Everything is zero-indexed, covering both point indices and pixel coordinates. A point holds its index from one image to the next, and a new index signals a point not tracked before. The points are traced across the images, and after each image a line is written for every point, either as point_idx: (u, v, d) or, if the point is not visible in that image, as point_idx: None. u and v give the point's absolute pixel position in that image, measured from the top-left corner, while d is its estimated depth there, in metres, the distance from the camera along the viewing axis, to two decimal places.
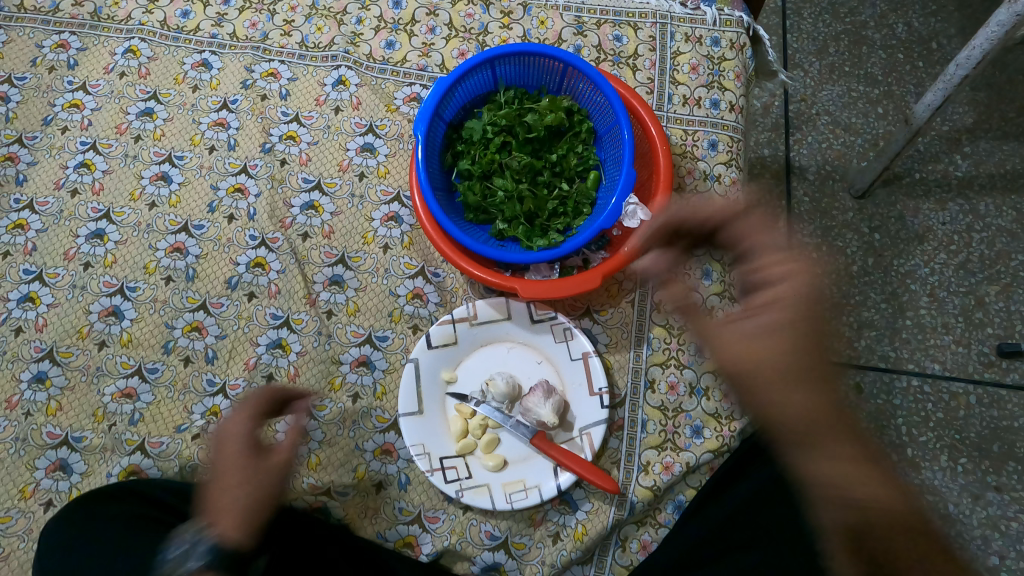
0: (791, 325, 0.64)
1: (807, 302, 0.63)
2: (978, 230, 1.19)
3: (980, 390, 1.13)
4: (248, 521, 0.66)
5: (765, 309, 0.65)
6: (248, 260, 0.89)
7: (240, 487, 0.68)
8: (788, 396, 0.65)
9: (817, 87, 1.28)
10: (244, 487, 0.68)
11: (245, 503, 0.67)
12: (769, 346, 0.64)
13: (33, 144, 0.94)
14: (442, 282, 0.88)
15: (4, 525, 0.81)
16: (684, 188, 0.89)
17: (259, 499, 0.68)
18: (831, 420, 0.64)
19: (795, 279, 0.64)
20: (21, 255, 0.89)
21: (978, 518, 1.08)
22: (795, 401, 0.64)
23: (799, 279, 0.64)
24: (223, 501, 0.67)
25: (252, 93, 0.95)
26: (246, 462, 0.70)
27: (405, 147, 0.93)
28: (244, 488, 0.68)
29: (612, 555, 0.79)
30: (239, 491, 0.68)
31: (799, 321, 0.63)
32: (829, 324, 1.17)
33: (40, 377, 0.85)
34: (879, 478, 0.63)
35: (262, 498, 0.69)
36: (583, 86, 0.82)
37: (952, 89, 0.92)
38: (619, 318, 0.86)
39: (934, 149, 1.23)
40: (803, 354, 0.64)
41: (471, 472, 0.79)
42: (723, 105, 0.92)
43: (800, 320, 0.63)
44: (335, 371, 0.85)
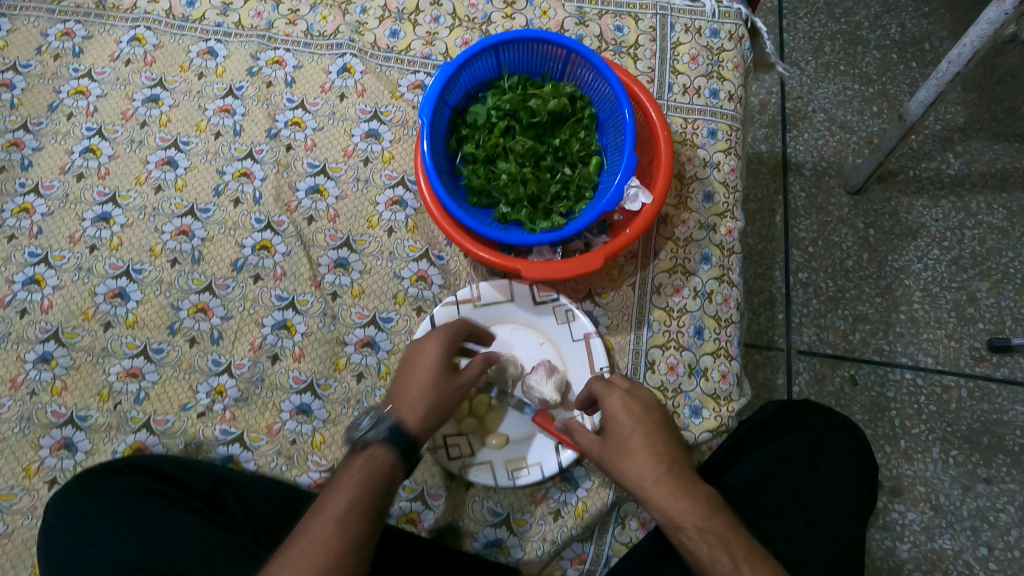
0: (625, 440, 0.69)
1: (623, 422, 0.70)
2: (970, 227, 1.21)
3: (972, 384, 1.15)
4: (429, 413, 0.71)
5: (605, 440, 0.71)
6: (253, 243, 0.90)
7: (427, 384, 0.72)
8: (657, 516, 0.66)
9: (813, 85, 1.29)
10: (427, 398, 0.71)
11: (431, 399, 0.72)
12: (624, 469, 0.68)
13: (39, 129, 0.95)
14: (445, 265, 0.90)
15: (8, 502, 0.81)
16: (684, 174, 0.90)
17: (450, 398, 0.73)
18: (706, 516, 0.64)
19: (612, 406, 0.71)
20: (26, 238, 0.90)
21: (969, 509, 1.10)
22: (660, 521, 0.65)
23: (621, 403, 0.71)
24: (405, 395, 0.72)
25: (257, 80, 0.96)
26: (436, 376, 0.73)
27: (410, 132, 0.94)
28: (452, 389, 0.73)
29: (611, 532, 0.80)
30: (434, 388, 0.72)
31: (639, 428, 0.69)
32: (824, 317, 1.19)
33: (45, 358, 0.86)
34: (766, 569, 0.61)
35: (430, 409, 0.71)
36: (586, 73, 0.84)
37: (944, 87, 0.93)
38: (620, 301, 0.87)
39: (928, 147, 1.25)
40: (633, 464, 0.67)
41: (474, 449, 0.81)
42: (722, 95, 0.93)
43: (624, 436, 0.69)
44: (339, 352, 0.86)
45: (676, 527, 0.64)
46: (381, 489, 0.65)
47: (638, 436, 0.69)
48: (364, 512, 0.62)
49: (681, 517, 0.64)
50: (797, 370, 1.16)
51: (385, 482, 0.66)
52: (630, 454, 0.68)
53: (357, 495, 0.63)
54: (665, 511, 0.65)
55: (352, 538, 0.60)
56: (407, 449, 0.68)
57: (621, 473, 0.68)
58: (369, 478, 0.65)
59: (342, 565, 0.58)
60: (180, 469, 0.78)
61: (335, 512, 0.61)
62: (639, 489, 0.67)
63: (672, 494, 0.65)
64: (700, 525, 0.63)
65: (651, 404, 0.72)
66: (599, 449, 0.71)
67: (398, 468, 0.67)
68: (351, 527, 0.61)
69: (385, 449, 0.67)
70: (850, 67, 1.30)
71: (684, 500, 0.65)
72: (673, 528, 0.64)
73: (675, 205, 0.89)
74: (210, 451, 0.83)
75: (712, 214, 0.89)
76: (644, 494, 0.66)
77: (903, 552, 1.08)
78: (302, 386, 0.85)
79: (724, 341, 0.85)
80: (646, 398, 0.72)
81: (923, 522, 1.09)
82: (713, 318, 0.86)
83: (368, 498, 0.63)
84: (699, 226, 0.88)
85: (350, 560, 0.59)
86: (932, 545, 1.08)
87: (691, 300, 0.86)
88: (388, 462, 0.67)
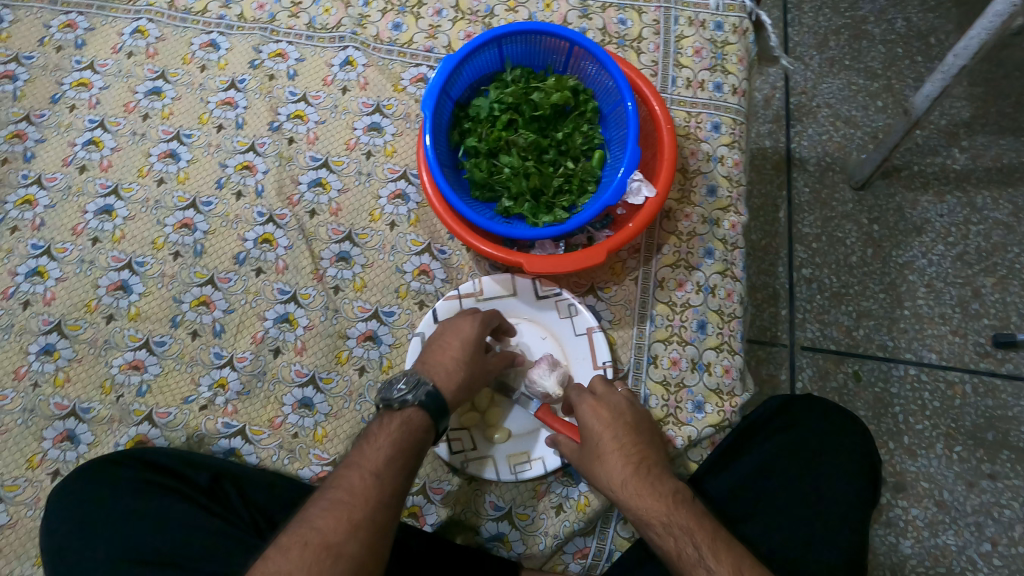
0: (595, 446, 0.71)
1: (591, 429, 0.72)
2: (975, 222, 1.20)
3: (976, 379, 1.14)
4: (461, 389, 0.74)
5: (581, 448, 0.73)
6: (255, 236, 0.90)
7: (465, 359, 0.75)
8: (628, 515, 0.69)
9: (817, 80, 1.29)
10: (462, 374, 0.74)
11: (466, 375, 0.75)
12: (596, 474, 0.71)
13: (41, 121, 0.95)
14: (448, 259, 0.90)
15: (11, 493, 0.82)
16: (687, 168, 0.90)
17: (480, 379, 0.76)
18: (671, 510, 0.66)
19: (582, 413, 0.74)
20: (29, 230, 0.90)
21: (973, 506, 1.09)
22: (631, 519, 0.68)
23: (590, 411, 0.73)
24: (443, 364, 0.74)
25: (260, 73, 0.96)
26: (473, 356, 0.75)
27: (412, 126, 0.94)
28: (483, 371, 0.76)
29: (614, 526, 0.80)
30: (471, 364, 0.75)
31: (607, 433, 0.71)
32: (827, 313, 1.18)
33: (47, 350, 0.86)
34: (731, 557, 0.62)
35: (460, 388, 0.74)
36: (589, 66, 0.83)
37: (949, 80, 0.93)
38: (623, 295, 0.87)
39: (932, 142, 1.24)
40: (603, 469, 0.70)
41: (475, 443, 0.81)
42: (726, 89, 0.93)
43: (593, 442, 0.72)
44: (341, 345, 0.86)
45: (644, 524, 0.67)
46: (414, 449, 0.67)
47: (607, 440, 0.71)
48: (399, 470, 0.65)
49: (646, 514, 0.66)
50: (800, 366, 1.15)
51: (418, 443, 0.68)
52: (601, 459, 0.71)
53: (392, 452, 0.66)
54: (634, 510, 0.67)
55: (387, 494, 0.63)
56: (441, 418, 0.71)
57: (594, 477, 0.71)
58: (403, 437, 0.67)
59: (377, 519, 0.61)
60: (179, 462, 0.78)
61: (371, 468, 0.64)
62: (610, 491, 0.70)
63: (640, 493, 0.67)
64: (664, 520, 0.65)
65: (621, 408, 0.74)
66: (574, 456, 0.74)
67: (430, 433, 0.70)
68: (386, 482, 0.64)
69: (422, 412, 0.69)
70: (855, 62, 1.29)
71: (650, 497, 0.67)
72: (643, 526, 0.67)
73: (678, 200, 0.89)
74: (212, 444, 0.83)
75: (716, 208, 0.88)
76: (615, 496, 0.69)
77: (906, 548, 1.08)
78: (304, 380, 0.85)
79: (727, 336, 0.85)
80: (617, 402, 0.74)
81: (926, 518, 1.09)
82: (717, 312, 0.85)
83: (403, 456, 0.66)
84: (703, 220, 0.88)
85: (384, 514, 0.62)
86: (935, 541, 1.08)
87: (694, 294, 0.86)
88: (423, 425, 0.69)
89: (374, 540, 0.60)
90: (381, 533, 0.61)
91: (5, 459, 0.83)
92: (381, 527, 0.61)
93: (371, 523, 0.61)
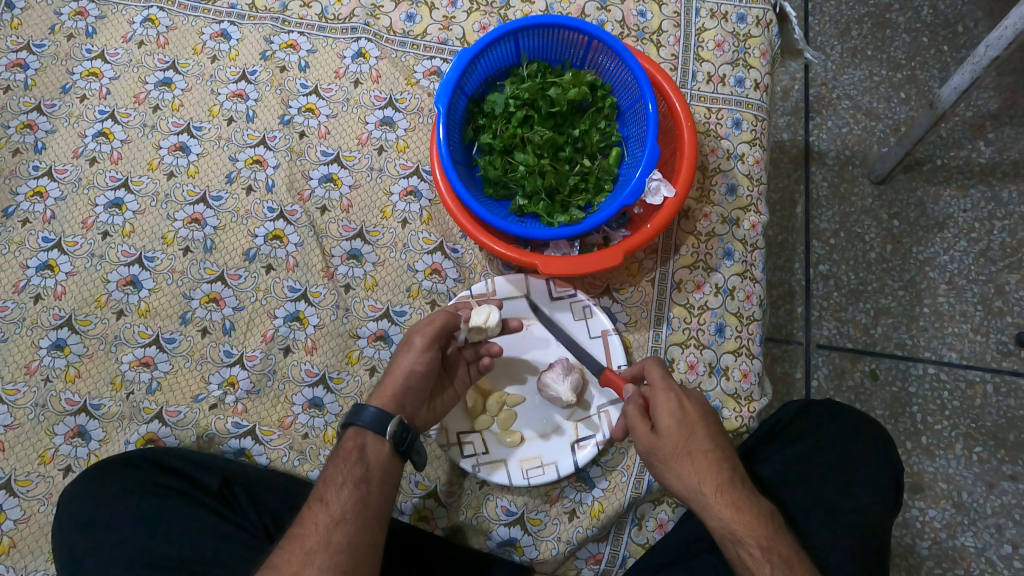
0: (688, 443, 0.65)
1: (685, 423, 0.65)
2: (1000, 218, 1.17)
3: (997, 379, 1.12)
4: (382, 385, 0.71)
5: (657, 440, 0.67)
6: (266, 232, 0.88)
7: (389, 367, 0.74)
8: (711, 524, 0.65)
9: (838, 71, 1.25)
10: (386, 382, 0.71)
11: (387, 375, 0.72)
12: (680, 474, 0.65)
13: (52, 112, 0.93)
14: (460, 258, 0.88)
15: (24, 488, 0.81)
16: (706, 166, 0.88)
17: (399, 363, 0.71)
18: (767, 534, 0.64)
19: (669, 403, 0.66)
20: (40, 223, 0.89)
21: (992, 507, 1.08)
22: (715, 529, 0.65)
23: (680, 403, 0.66)
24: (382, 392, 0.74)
25: (271, 65, 0.94)
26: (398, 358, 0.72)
27: (425, 121, 0.92)
28: (399, 355, 0.72)
29: (628, 533, 0.80)
30: (391, 365, 0.73)
31: (700, 433, 0.65)
32: (845, 310, 1.15)
33: (58, 345, 0.85)
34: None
35: (390, 393, 0.70)
36: (608, 61, 0.81)
37: (980, 73, 0.90)
38: (639, 296, 0.85)
39: (957, 134, 1.20)
40: (695, 470, 0.65)
41: (487, 447, 0.79)
42: (748, 83, 0.90)
43: (686, 438, 0.65)
44: (352, 345, 0.85)
45: (737, 539, 0.64)
46: (355, 460, 0.66)
47: (700, 439, 0.65)
48: (340, 485, 0.65)
49: (743, 531, 0.63)
50: (816, 364, 1.13)
51: (358, 453, 0.67)
52: (692, 459, 0.65)
53: (330, 473, 0.66)
54: (726, 522, 0.64)
55: (336, 511, 0.64)
56: (377, 422, 0.67)
57: (677, 476, 0.65)
58: (340, 456, 0.67)
59: (331, 538, 0.62)
60: (187, 465, 0.78)
61: (316, 495, 0.66)
62: (696, 495, 0.65)
63: (735, 506, 0.64)
64: (758, 536, 0.63)
65: (706, 404, 0.68)
66: (650, 447, 0.66)
67: (369, 436, 0.68)
68: (333, 502, 0.64)
69: (351, 426, 0.69)
70: (878, 52, 1.25)
71: (746, 513, 0.64)
72: (733, 540, 0.64)
73: (697, 198, 0.87)
74: (222, 443, 0.83)
75: (736, 207, 0.87)
76: (700, 501, 0.65)
77: (923, 549, 1.07)
78: (315, 379, 0.84)
79: (746, 339, 0.84)
80: (701, 399, 0.68)
81: (944, 519, 1.07)
82: (735, 315, 0.84)
83: (340, 472, 0.66)
84: (722, 220, 0.86)
85: (341, 533, 0.62)
86: (953, 543, 1.07)
87: (712, 296, 0.84)
88: (356, 434, 0.68)
89: (334, 556, 0.61)
90: (342, 549, 0.61)
91: (15, 454, 0.82)
92: (340, 543, 0.62)
93: (325, 543, 0.61)
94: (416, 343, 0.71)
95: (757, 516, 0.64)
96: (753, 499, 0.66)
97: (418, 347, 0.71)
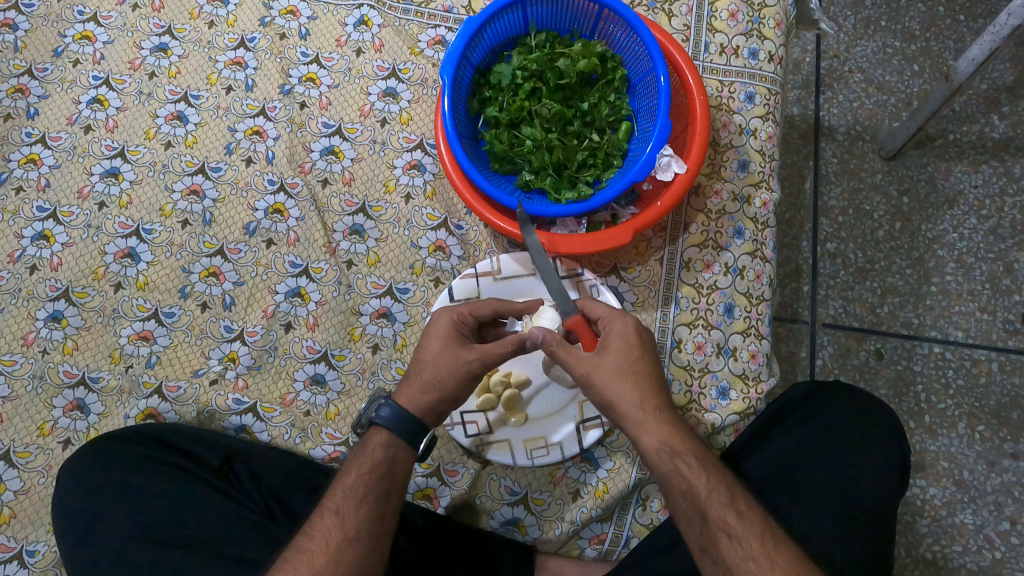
0: (632, 361, 0.65)
1: (635, 345, 0.65)
2: (1011, 194, 1.15)
3: (1003, 357, 1.11)
4: (427, 396, 0.67)
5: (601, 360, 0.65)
6: (266, 206, 0.87)
7: (436, 360, 0.67)
8: (646, 442, 0.64)
9: (851, 43, 1.20)
10: (431, 393, 0.67)
11: (436, 378, 0.67)
12: (623, 390, 0.64)
13: (44, 76, 0.90)
14: (465, 235, 0.86)
15: (24, 459, 0.81)
16: (718, 142, 0.85)
17: (454, 385, 0.67)
18: (701, 448, 0.65)
19: (623, 325, 0.66)
20: (34, 191, 0.87)
21: (993, 485, 1.08)
22: (650, 447, 0.63)
23: (634, 328, 0.67)
24: (414, 367, 0.69)
25: (270, 32, 0.91)
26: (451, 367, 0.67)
27: (429, 92, 0.90)
28: (455, 374, 0.67)
29: (632, 513, 0.80)
30: (439, 368, 0.67)
31: (647, 356, 0.66)
32: (852, 289, 1.13)
33: (56, 316, 0.84)
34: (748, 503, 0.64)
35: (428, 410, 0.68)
36: (619, 32, 0.78)
37: (1000, 42, 0.87)
38: (647, 276, 0.84)
39: (971, 109, 1.17)
40: (636, 388, 0.64)
41: (491, 427, 0.79)
42: (762, 55, 0.87)
43: (630, 357, 0.65)
44: (354, 322, 0.84)
45: (673, 453, 0.63)
46: (380, 474, 0.65)
47: (648, 362, 0.66)
48: (360, 500, 0.64)
49: (680, 445, 0.64)
50: (821, 344, 1.11)
51: (385, 467, 0.66)
52: (636, 377, 0.64)
53: (352, 483, 0.65)
54: (664, 438, 0.63)
55: (351, 529, 0.63)
56: (396, 423, 0.67)
57: (617, 394, 0.64)
58: (366, 464, 0.66)
59: (342, 558, 0.62)
60: (177, 437, 0.78)
61: (332, 504, 0.64)
62: (636, 413, 0.64)
63: (671, 424, 0.64)
64: (692, 454, 0.64)
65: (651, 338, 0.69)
66: (591, 367, 0.64)
67: (399, 448, 0.67)
68: (349, 518, 0.63)
69: (382, 433, 0.67)
70: (892, 23, 1.20)
71: (681, 433, 0.65)
72: (670, 456, 0.63)
73: (707, 174, 0.85)
74: (222, 420, 0.82)
75: (747, 184, 0.85)
76: (639, 419, 0.63)
77: (923, 527, 1.07)
78: (316, 356, 0.83)
79: (754, 320, 0.82)
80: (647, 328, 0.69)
81: (944, 497, 1.07)
82: (745, 295, 0.83)
83: (363, 485, 0.64)
84: (733, 197, 0.84)
85: (351, 553, 0.62)
86: (952, 520, 1.07)
87: (722, 276, 0.83)
88: (386, 443, 0.67)
89: None
90: (351, 571, 0.61)
91: (14, 426, 0.82)
92: (350, 564, 0.62)
93: (335, 564, 0.61)
94: (476, 372, 0.67)
95: (692, 440, 0.65)
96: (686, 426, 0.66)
97: (476, 378, 0.67)
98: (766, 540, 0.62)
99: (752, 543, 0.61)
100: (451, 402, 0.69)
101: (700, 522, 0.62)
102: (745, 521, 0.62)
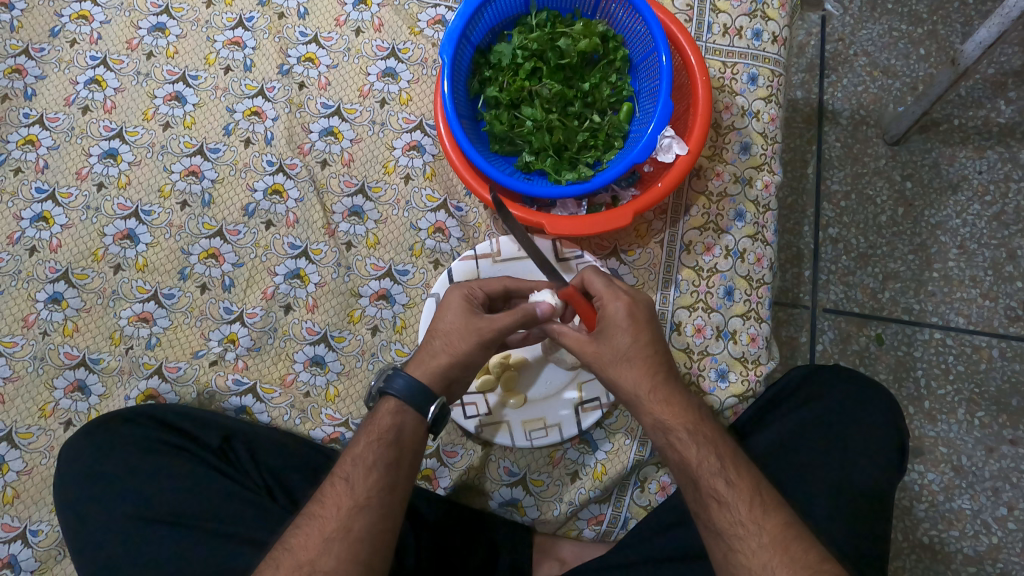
0: (625, 344, 0.65)
1: (630, 324, 0.65)
2: (1016, 179, 1.14)
3: (1004, 344, 1.11)
4: (438, 361, 0.67)
5: (597, 343, 0.66)
6: (265, 186, 0.86)
7: (450, 326, 0.68)
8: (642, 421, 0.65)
9: (856, 26, 1.18)
10: (445, 357, 0.67)
11: (448, 344, 0.67)
12: (617, 376, 0.65)
13: (41, 56, 0.89)
14: (464, 217, 0.86)
15: (26, 440, 0.81)
16: (720, 123, 0.85)
17: (466, 349, 0.67)
18: (695, 421, 0.65)
19: (616, 304, 0.65)
20: (32, 172, 0.87)
21: (991, 470, 1.08)
22: (646, 425, 0.65)
23: (626, 310, 0.65)
24: (428, 337, 0.69)
25: (268, 11, 0.90)
26: (466, 330, 0.67)
27: (429, 73, 0.89)
28: (467, 339, 0.67)
29: (631, 495, 0.81)
30: (450, 335, 0.67)
31: (641, 333, 0.65)
32: (853, 275, 1.13)
33: (55, 298, 0.84)
34: (747, 470, 0.64)
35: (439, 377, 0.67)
36: (621, 12, 0.77)
37: (1009, 24, 0.86)
38: (647, 258, 0.84)
39: (977, 93, 1.16)
40: (631, 370, 0.64)
41: (490, 408, 0.79)
42: (765, 36, 0.86)
43: (623, 340, 0.65)
44: (354, 304, 0.84)
45: (666, 429, 0.65)
46: (389, 440, 0.64)
47: (643, 340, 0.65)
48: (369, 467, 0.63)
49: (671, 421, 0.64)
50: (821, 329, 1.11)
51: (394, 434, 0.65)
52: (628, 360, 0.65)
53: (362, 450, 0.64)
54: (657, 416, 0.64)
55: (360, 495, 0.62)
56: (408, 391, 0.65)
57: (615, 379, 0.65)
58: (375, 432, 0.65)
59: (352, 524, 0.61)
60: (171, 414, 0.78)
61: (342, 472, 0.64)
62: (631, 396, 0.65)
63: (667, 400, 0.65)
64: (688, 429, 0.64)
65: (652, 311, 0.67)
66: (589, 354, 0.66)
67: (408, 415, 0.65)
68: (359, 485, 0.62)
69: (389, 400, 0.66)
70: (899, 5, 1.19)
71: (676, 406, 0.65)
72: (663, 432, 0.65)
73: (709, 156, 0.84)
74: (222, 401, 0.82)
75: (749, 166, 0.84)
76: (635, 400, 0.65)
77: (920, 512, 1.07)
78: (315, 338, 0.83)
79: (754, 303, 0.82)
80: (644, 300, 0.67)
81: (943, 482, 1.08)
82: (745, 278, 0.82)
83: (373, 451, 0.63)
84: (734, 179, 0.84)
85: (362, 520, 0.61)
86: (950, 505, 1.07)
87: (722, 259, 0.83)
88: (395, 411, 0.65)
89: (353, 544, 0.60)
90: (362, 537, 0.60)
91: (16, 406, 0.82)
92: (361, 530, 0.60)
93: (345, 530, 0.60)
94: (489, 338, 0.67)
95: (689, 414, 0.65)
96: (686, 399, 0.66)
97: (488, 343, 0.67)
98: (755, 505, 0.62)
99: (741, 510, 0.61)
100: (462, 368, 0.68)
101: (694, 492, 0.64)
102: (735, 489, 0.62)
